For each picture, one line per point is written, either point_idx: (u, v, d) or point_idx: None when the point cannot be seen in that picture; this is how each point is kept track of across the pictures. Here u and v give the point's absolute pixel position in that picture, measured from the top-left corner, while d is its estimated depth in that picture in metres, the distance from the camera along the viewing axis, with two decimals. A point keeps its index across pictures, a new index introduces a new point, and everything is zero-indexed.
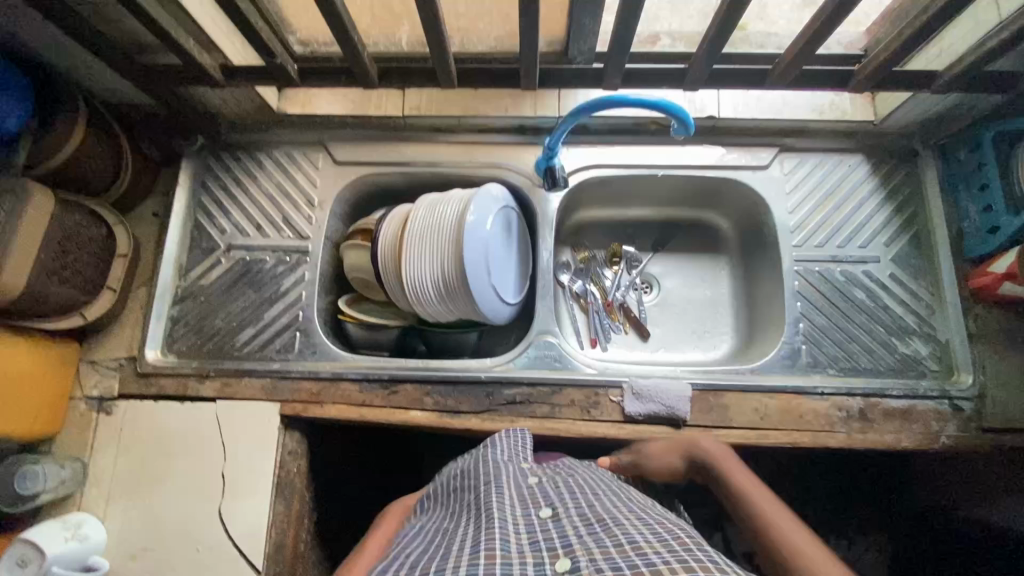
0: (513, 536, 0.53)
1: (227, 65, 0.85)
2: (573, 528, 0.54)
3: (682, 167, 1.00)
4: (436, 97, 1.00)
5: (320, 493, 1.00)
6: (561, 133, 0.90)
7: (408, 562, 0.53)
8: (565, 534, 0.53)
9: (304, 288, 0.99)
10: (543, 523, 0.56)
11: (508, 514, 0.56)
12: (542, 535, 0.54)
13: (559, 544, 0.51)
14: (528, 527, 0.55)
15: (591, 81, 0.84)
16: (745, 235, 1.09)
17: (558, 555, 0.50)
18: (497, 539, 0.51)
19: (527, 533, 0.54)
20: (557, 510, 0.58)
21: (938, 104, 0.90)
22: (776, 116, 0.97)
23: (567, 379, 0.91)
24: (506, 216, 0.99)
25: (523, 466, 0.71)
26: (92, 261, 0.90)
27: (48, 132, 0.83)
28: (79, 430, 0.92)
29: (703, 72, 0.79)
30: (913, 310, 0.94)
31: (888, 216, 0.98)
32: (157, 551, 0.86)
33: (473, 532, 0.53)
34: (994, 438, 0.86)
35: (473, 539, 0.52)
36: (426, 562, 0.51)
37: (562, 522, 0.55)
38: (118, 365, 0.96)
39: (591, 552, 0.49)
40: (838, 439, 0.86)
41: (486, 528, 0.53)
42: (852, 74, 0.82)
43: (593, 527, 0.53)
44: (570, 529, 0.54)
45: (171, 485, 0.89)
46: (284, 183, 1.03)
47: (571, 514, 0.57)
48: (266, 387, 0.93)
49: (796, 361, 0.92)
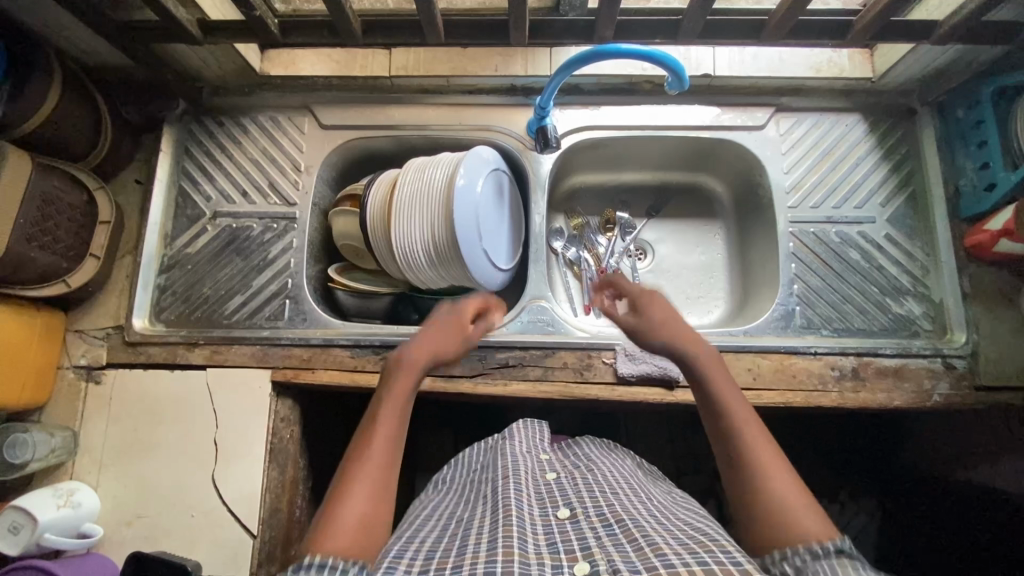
0: (531, 536, 0.51)
1: (204, 20, 0.81)
2: (591, 528, 0.52)
3: (677, 128, 0.98)
4: (424, 56, 0.97)
5: (313, 461, 1.00)
6: (552, 91, 0.87)
7: (421, 554, 0.50)
8: (583, 534, 0.51)
9: (293, 255, 0.98)
10: (561, 523, 0.54)
11: (525, 513, 0.55)
12: (560, 536, 0.51)
13: (576, 546, 0.49)
14: (545, 529, 0.53)
15: (582, 34, 0.82)
16: (740, 199, 1.07)
17: (576, 558, 0.47)
18: (515, 538, 0.49)
19: (544, 534, 0.52)
20: (574, 510, 0.56)
21: (938, 58, 0.87)
22: (773, 73, 0.95)
23: (559, 342, 0.91)
24: (498, 178, 0.97)
25: (541, 464, 0.69)
26: (74, 227, 0.88)
27: (23, 93, 0.80)
28: (67, 400, 0.91)
29: (698, 23, 0.77)
30: (907, 271, 0.94)
31: (884, 177, 0.97)
32: (150, 517, 0.86)
33: (488, 528, 0.52)
34: (985, 395, 0.87)
35: (489, 535, 0.50)
36: (440, 556, 0.49)
37: (581, 522, 0.53)
38: (105, 334, 0.94)
39: (610, 555, 0.46)
40: (830, 398, 0.86)
41: (504, 525, 0.51)
42: (850, 25, 0.79)
43: (611, 527, 0.51)
44: (587, 529, 0.52)
45: (163, 452, 0.88)
46: (269, 148, 1.01)
47: (589, 513, 0.54)
48: (257, 354, 0.92)
49: (790, 323, 0.92)
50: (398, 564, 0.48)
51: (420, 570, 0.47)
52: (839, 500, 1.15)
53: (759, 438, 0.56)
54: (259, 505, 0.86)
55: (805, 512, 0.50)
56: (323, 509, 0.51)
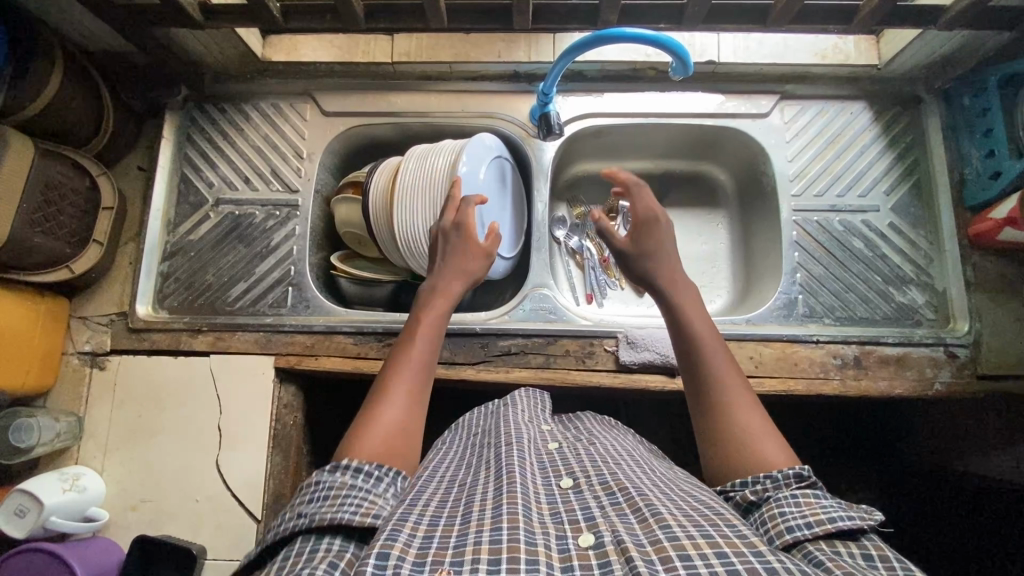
0: (534, 504, 0.51)
1: (206, 4, 0.81)
2: (594, 497, 0.52)
3: (681, 116, 0.98)
4: (426, 42, 0.97)
5: (315, 448, 1.00)
6: (554, 77, 0.87)
7: (427, 518, 0.49)
8: (586, 505, 0.51)
9: (296, 243, 0.98)
10: (564, 493, 0.54)
11: (528, 481, 0.55)
12: (564, 506, 0.52)
13: (580, 516, 0.49)
14: (548, 498, 0.53)
15: (585, 18, 0.81)
16: (743, 187, 1.07)
17: (580, 528, 0.47)
18: (520, 504, 0.49)
19: (548, 505, 0.52)
20: (577, 480, 0.56)
21: (945, 44, 0.87)
22: (777, 60, 0.94)
23: (561, 329, 0.91)
24: (502, 165, 0.97)
25: (544, 435, 0.70)
26: (75, 213, 0.87)
27: (24, 78, 0.79)
28: (71, 386, 0.92)
29: (702, 8, 0.76)
30: (911, 259, 0.93)
31: (888, 165, 0.96)
32: (155, 502, 0.87)
33: (492, 493, 0.52)
34: (987, 383, 0.87)
35: (494, 501, 0.50)
36: (445, 521, 0.49)
37: (584, 492, 0.53)
38: (109, 321, 0.95)
39: (614, 526, 0.46)
40: (831, 386, 0.86)
41: (509, 491, 0.51)
42: (856, 10, 0.79)
43: (614, 497, 0.51)
44: (591, 499, 0.52)
45: (167, 437, 0.89)
46: (271, 135, 1.01)
47: (592, 483, 0.55)
48: (260, 340, 0.92)
49: (792, 311, 0.92)
50: (403, 526, 0.47)
51: (425, 534, 0.47)
52: (839, 488, 1.15)
53: (732, 383, 0.61)
54: (262, 489, 0.86)
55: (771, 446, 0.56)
56: (355, 422, 0.60)
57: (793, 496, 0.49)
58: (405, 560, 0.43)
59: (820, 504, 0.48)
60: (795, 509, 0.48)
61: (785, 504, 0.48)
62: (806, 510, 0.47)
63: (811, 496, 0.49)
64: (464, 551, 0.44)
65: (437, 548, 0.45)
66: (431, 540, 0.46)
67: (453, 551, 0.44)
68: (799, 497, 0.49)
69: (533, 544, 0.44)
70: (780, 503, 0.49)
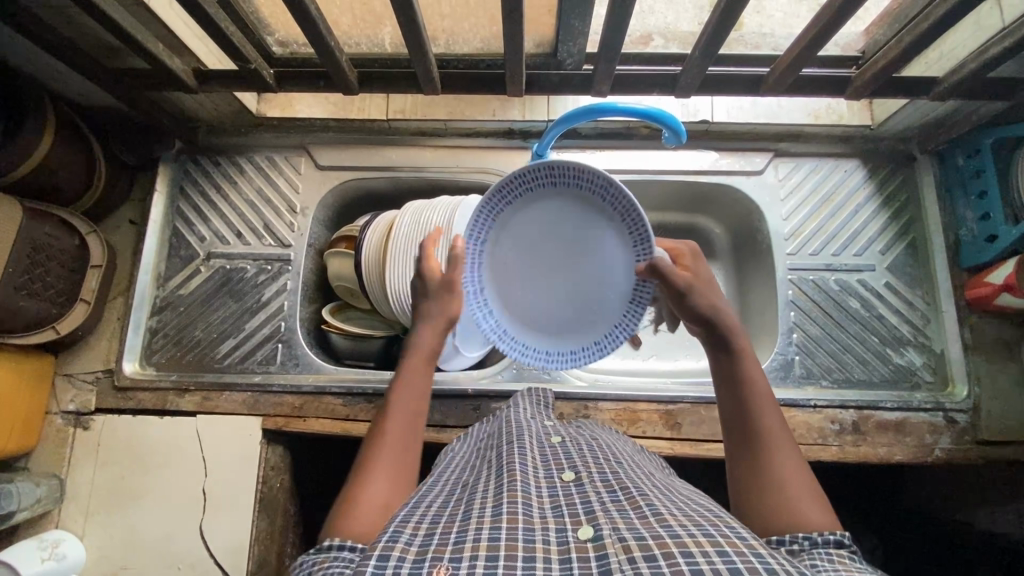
0: (535, 499, 0.49)
1: (199, 69, 0.82)
2: (595, 491, 0.50)
3: (675, 172, 0.97)
4: (422, 100, 0.98)
5: (301, 507, 0.98)
6: (549, 139, 0.86)
7: (426, 518, 0.48)
8: (586, 498, 0.49)
9: (286, 298, 0.97)
10: (565, 485, 0.52)
11: (530, 477, 0.53)
12: (565, 499, 0.49)
13: (580, 509, 0.47)
14: (549, 490, 0.51)
15: (580, 85, 0.83)
16: (739, 241, 1.05)
17: (579, 521, 0.45)
18: (519, 503, 0.47)
19: (549, 497, 0.50)
20: (579, 473, 0.54)
21: (935, 109, 0.87)
22: (771, 120, 0.95)
23: (555, 391, 0.90)
24: (574, 189, 0.65)
25: (545, 430, 0.67)
26: (64, 271, 0.86)
27: (14, 140, 0.79)
28: (54, 447, 0.90)
29: (696, 78, 0.78)
30: (908, 320, 0.93)
31: (883, 224, 0.96)
32: (136, 569, 0.84)
33: (493, 491, 0.50)
34: (989, 450, 0.85)
35: (494, 499, 0.48)
36: (446, 520, 0.47)
37: (585, 485, 0.51)
38: (94, 378, 0.93)
39: (614, 520, 0.45)
40: (830, 453, 0.85)
41: (509, 489, 0.49)
42: (849, 79, 0.80)
43: (615, 493, 0.49)
44: (591, 492, 0.50)
45: (150, 501, 0.87)
46: (264, 188, 1.00)
47: (594, 478, 0.52)
48: (248, 401, 0.91)
49: (788, 373, 0.91)
50: (404, 526, 0.46)
51: (426, 533, 0.46)
52: None
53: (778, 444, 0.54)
54: (247, 556, 0.84)
55: (807, 504, 0.50)
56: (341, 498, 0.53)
57: (825, 552, 0.44)
58: (406, 559, 0.42)
59: (855, 566, 0.43)
60: (828, 564, 0.43)
61: (818, 558, 0.44)
62: (839, 566, 0.42)
63: (847, 559, 0.44)
64: (463, 547, 0.42)
65: (437, 544, 0.43)
66: (431, 538, 0.44)
67: (452, 548, 0.42)
68: (832, 556, 0.44)
69: (531, 541, 0.43)
70: (812, 557, 0.44)
